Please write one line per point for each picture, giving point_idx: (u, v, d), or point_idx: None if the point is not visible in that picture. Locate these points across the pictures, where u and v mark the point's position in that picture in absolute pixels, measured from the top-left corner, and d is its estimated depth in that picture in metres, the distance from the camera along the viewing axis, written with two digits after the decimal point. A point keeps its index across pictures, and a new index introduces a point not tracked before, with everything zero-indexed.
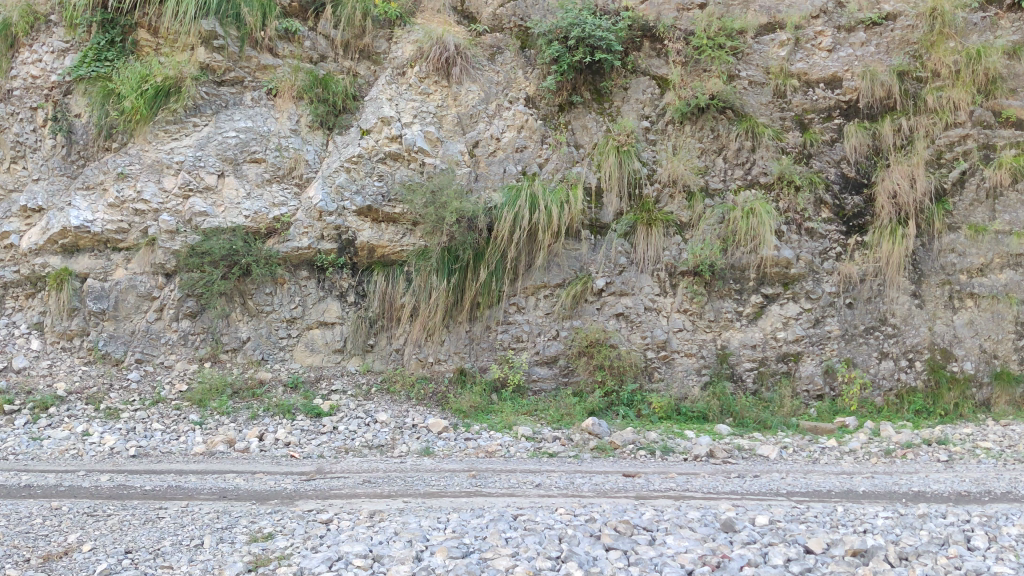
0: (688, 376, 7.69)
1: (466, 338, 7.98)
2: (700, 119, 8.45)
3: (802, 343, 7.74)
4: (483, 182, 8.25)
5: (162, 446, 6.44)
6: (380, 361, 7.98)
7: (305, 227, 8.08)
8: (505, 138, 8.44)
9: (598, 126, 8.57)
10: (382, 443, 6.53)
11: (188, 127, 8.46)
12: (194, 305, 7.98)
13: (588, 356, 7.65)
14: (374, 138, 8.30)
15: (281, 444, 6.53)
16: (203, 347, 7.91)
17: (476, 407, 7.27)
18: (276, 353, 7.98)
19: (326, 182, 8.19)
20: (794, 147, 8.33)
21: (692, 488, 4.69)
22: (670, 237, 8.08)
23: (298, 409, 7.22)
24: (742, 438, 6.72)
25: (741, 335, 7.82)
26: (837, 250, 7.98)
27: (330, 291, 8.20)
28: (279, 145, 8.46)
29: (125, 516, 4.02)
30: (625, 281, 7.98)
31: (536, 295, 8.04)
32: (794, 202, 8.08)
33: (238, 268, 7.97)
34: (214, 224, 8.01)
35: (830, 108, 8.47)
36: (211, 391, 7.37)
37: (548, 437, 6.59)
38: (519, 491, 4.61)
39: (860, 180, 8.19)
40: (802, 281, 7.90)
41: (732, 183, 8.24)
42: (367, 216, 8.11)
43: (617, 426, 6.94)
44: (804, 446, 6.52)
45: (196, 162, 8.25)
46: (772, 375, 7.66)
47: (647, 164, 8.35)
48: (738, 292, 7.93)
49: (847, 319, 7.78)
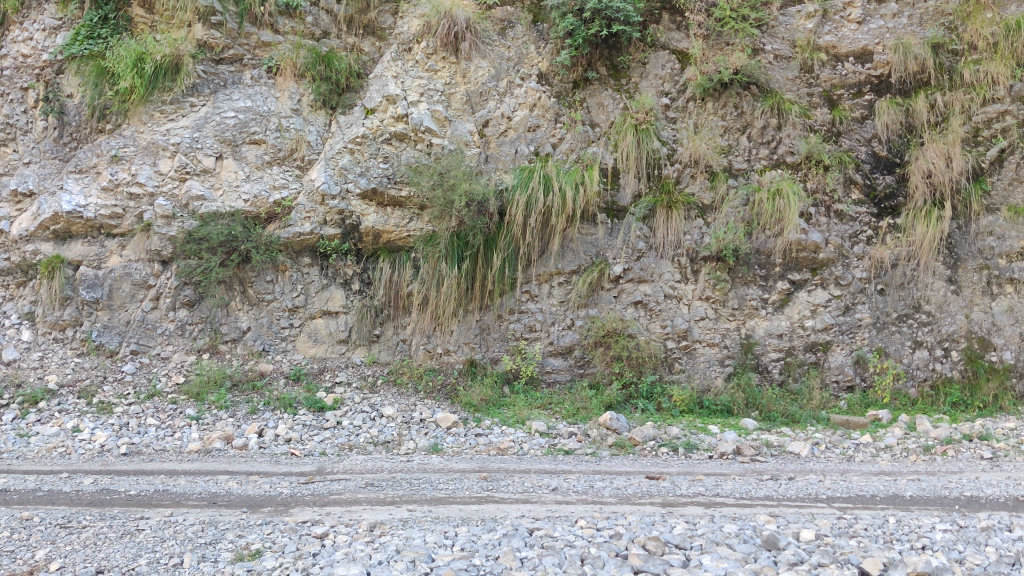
0: (710, 367, 7.30)
1: (477, 328, 7.58)
2: (723, 96, 8.02)
3: (832, 332, 7.33)
4: (494, 163, 7.86)
5: (156, 443, 6.10)
6: (386, 352, 7.63)
7: (308, 212, 7.71)
8: (516, 117, 8.03)
9: (615, 103, 8.10)
10: (388, 439, 6.16)
11: (185, 107, 8.08)
12: (192, 294, 7.61)
13: (605, 346, 7.28)
14: (379, 117, 7.90)
15: (281, 441, 6.16)
16: (201, 338, 7.55)
17: (487, 400, 6.90)
18: (277, 344, 7.62)
19: (329, 164, 7.81)
20: (823, 125, 7.88)
21: (723, 493, 4.31)
22: (692, 220, 7.65)
23: (300, 403, 6.85)
24: (769, 433, 6.33)
25: (767, 324, 7.41)
26: (868, 233, 7.55)
27: (334, 279, 7.84)
28: (280, 125, 8.08)
29: (102, 529, 3.66)
30: (644, 267, 7.57)
31: (550, 283, 7.63)
32: (823, 182, 7.61)
33: (237, 255, 7.61)
34: (212, 208, 7.63)
35: (859, 83, 8.02)
36: (210, 384, 7.02)
37: (564, 434, 6.24)
38: (535, 497, 4.21)
39: (891, 159, 7.76)
40: (832, 266, 7.46)
41: (758, 162, 7.80)
42: (372, 199, 7.73)
43: (637, 420, 6.57)
44: (837, 442, 6.12)
45: (193, 143, 7.87)
46: (800, 366, 7.27)
47: (666, 144, 7.93)
48: (763, 279, 7.50)
49: (879, 307, 7.39)
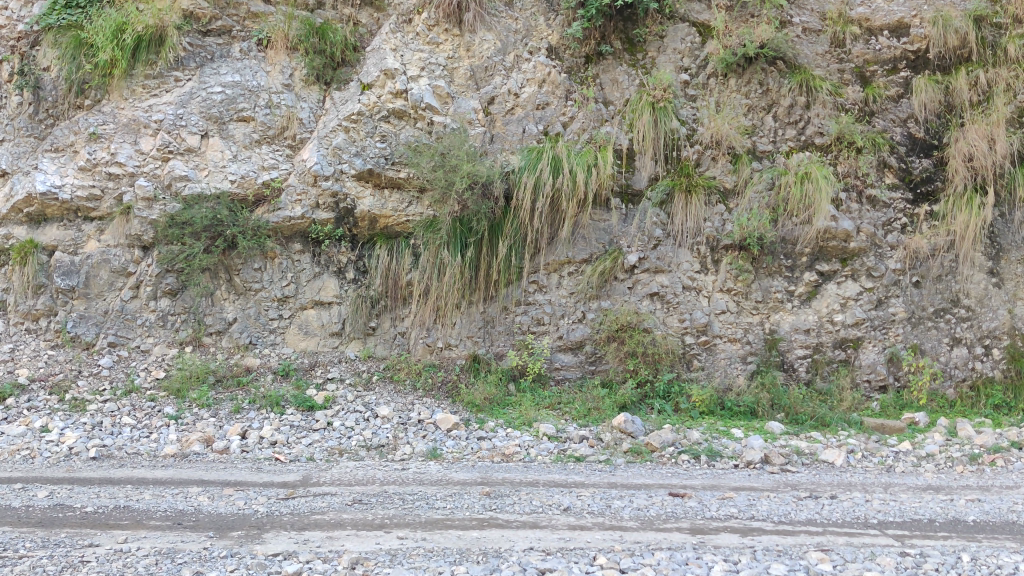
0: (732, 364, 6.77)
1: (481, 320, 7.06)
2: (746, 72, 7.45)
3: (863, 328, 6.78)
4: (500, 143, 7.30)
5: (129, 446, 5.59)
6: (383, 346, 7.09)
7: (299, 194, 7.17)
8: (524, 94, 7.46)
9: (630, 80, 7.56)
10: (382, 444, 5.66)
11: (169, 81, 7.53)
12: (174, 282, 7.10)
13: (618, 341, 6.74)
14: (376, 93, 7.33)
15: (265, 444, 5.66)
16: (184, 330, 7.04)
17: (491, 400, 6.37)
18: (266, 337, 7.12)
19: (322, 143, 7.27)
20: (854, 104, 7.30)
21: (760, 517, 3.77)
22: (712, 205, 7.10)
23: (288, 401, 6.33)
24: (799, 438, 5.81)
25: (793, 318, 6.88)
26: (903, 221, 7.00)
27: (327, 266, 7.30)
28: (270, 101, 7.53)
29: (40, 560, 3.14)
30: (661, 256, 7.02)
31: (559, 273, 7.09)
32: (855, 165, 7.04)
33: (223, 241, 7.07)
34: (196, 189, 7.07)
35: (894, 59, 7.47)
36: (191, 379, 6.51)
37: (575, 438, 5.73)
38: (544, 521, 3.68)
39: (929, 141, 7.21)
40: (863, 256, 6.91)
41: (784, 144, 7.24)
42: (368, 180, 7.18)
43: (653, 422, 6.05)
44: (874, 450, 5.58)
45: (177, 121, 7.33)
46: (828, 365, 6.74)
47: (686, 123, 7.34)
48: (789, 269, 6.98)
49: (914, 301, 6.84)
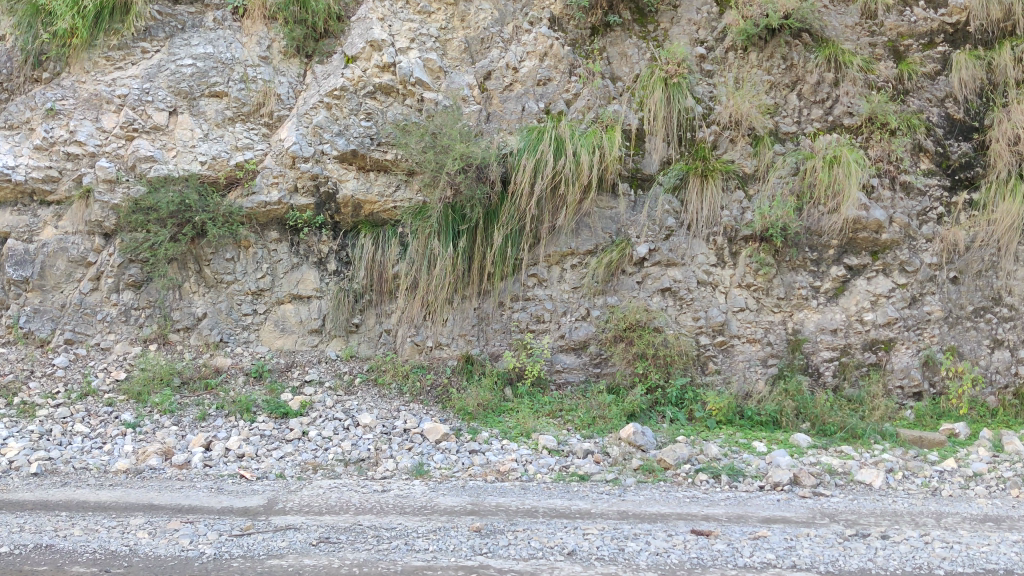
0: (750, 368, 6.16)
1: (475, 317, 6.42)
2: (769, 46, 6.79)
3: (895, 329, 6.17)
4: (497, 123, 6.65)
5: (78, 460, 4.96)
6: (367, 346, 6.47)
7: (276, 176, 6.50)
8: (524, 68, 6.81)
9: (640, 53, 6.90)
10: (362, 458, 5.07)
11: (135, 53, 6.89)
12: (138, 274, 6.47)
13: (626, 342, 6.12)
14: (361, 66, 6.66)
15: (230, 458, 5.06)
16: (148, 326, 6.41)
17: (484, 407, 5.76)
18: (238, 334, 6.48)
19: (301, 121, 6.61)
20: (888, 82, 6.64)
21: (802, 566, 3.17)
22: (731, 191, 6.44)
23: (259, 407, 5.71)
24: (828, 454, 5.20)
25: (819, 317, 6.24)
26: (939, 211, 6.38)
27: (306, 257, 6.63)
28: (245, 74, 6.82)
29: None
30: (674, 247, 6.39)
31: (561, 265, 6.47)
32: (888, 148, 6.39)
33: (191, 228, 6.41)
34: (162, 172, 6.43)
35: (931, 32, 6.80)
36: (154, 382, 5.89)
37: (578, 453, 5.12)
38: (545, 572, 3.10)
39: (968, 123, 6.56)
40: (896, 249, 6.28)
41: (809, 124, 6.59)
42: (351, 162, 6.54)
43: (665, 434, 5.47)
44: (915, 469, 4.96)
45: (143, 95, 6.68)
46: (857, 369, 6.12)
47: (702, 102, 6.70)
48: (814, 263, 6.33)
49: (951, 299, 6.23)
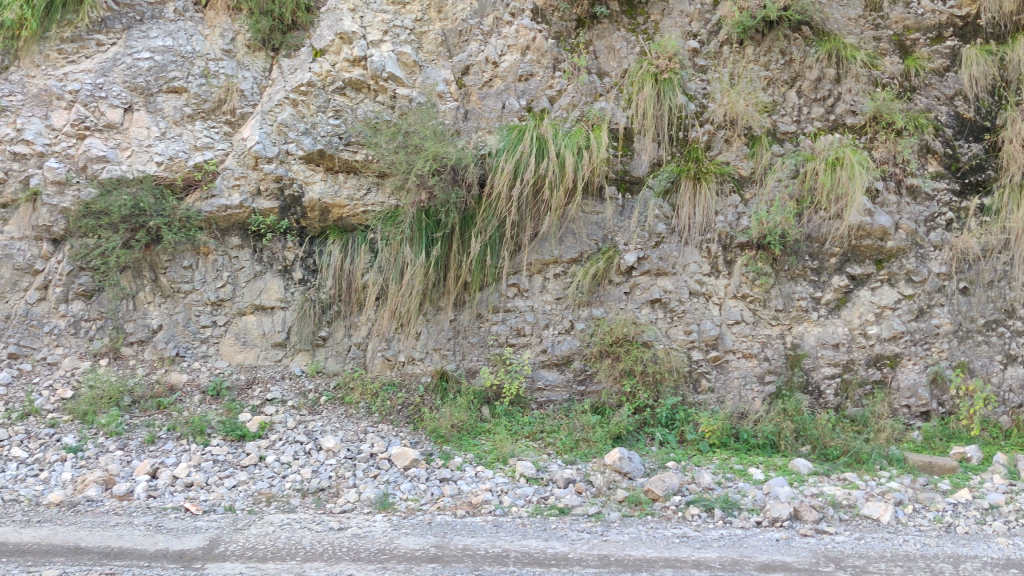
0: (746, 385, 5.73)
1: (451, 330, 6.00)
2: (766, 39, 6.35)
3: (901, 343, 5.75)
4: (475, 121, 6.22)
5: (8, 491, 4.50)
6: (334, 360, 6.04)
7: (237, 178, 6.04)
8: (504, 63, 6.36)
9: (629, 47, 6.45)
10: (321, 488, 4.62)
11: (90, 46, 6.41)
12: (89, 283, 6.00)
13: (613, 358, 5.70)
14: (330, 60, 6.21)
15: (177, 487, 4.61)
16: (99, 339, 5.96)
17: (459, 428, 5.32)
18: (196, 348, 6.03)
19: (266, 119, 6.15)
20: (893, 78, 6.22)
21: None
22: (726, 196, 6.01)
23: (214, 428, 5.26)
24: (831, 482, 4.78)
25: (819, 331, 5.82)
26: (948, 217, 5.96)
27: (270, 265, 6.17)
28: (206, 69, 6.40)
29: None
30: (664, 256, 5.96)
31: (543, 274, 6.03)
32: (893, 150, 5.98)
33: (145, 233, 5.95)
34: (115, 173, 5.98)
35: (940, 26, 6.38)
36: (102, 401, 5.44)
37: (558, 481, 4.69)
38: None
39: (979, 123, 6.14)
40: (902, 258, 5.85)
41: (810, 124, 6.17)
42: (319, 163, 6.10)
43: (653, 459, 5.05)
44: (927, 501, 4.53)
45: (96, 91, 6.20)
46: (861, 387, 5.69)
47: (695, 99, 6.25)
48: (815, 273, 5.89)
49: (961, 311, 5.81)
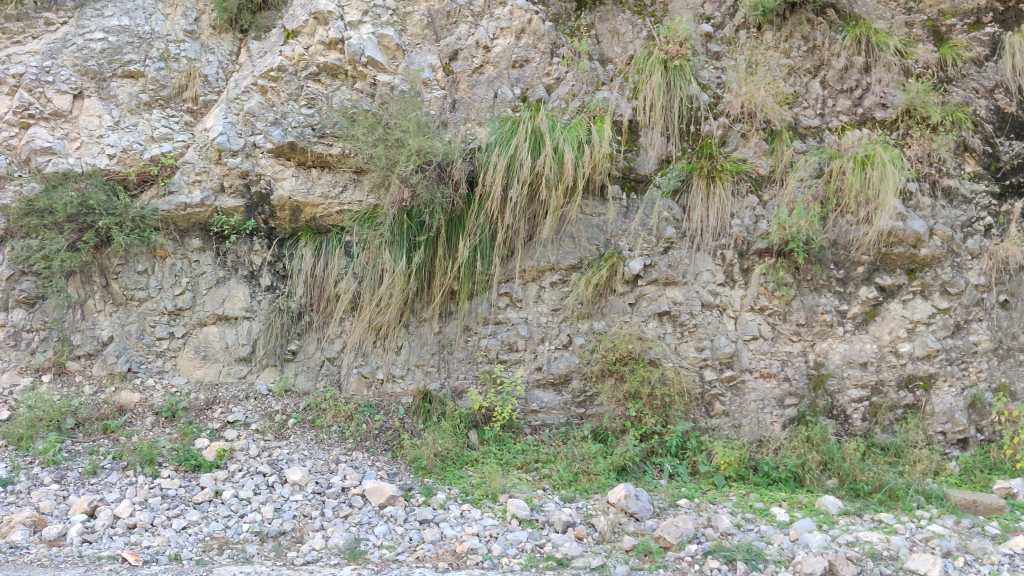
0: (764, 409, 5.14)
1: (435, 344, 5.42)
2: (787, 25, 5.77)
3: (935, 362, 5.17)
4: (464, 112, 5.63)
5: None
6: (305, 377, 5.43)
7: (199, 173, 5.44)
8: (497, 47, 5.75)
9: (634, 31, 5.89)
10: (283, 532, 4.02)
11: (37, 25, 5.73)
12: (32, 289, 5.33)
13: (617, 377, 5.10)
14: (303, 43, 5.57)
15: (117, 530, 3.99)
16: (42, 353, 5.31)
17: (443, 459, 4.78)
18: (150, 363, 5.41)
19: (231, 107, 5.55)
20: (926, 67, 5.64)
21: None
22: (741, 196, 5.42)
23: (166, 457, 4.65)
24: (865, 525, 4.19)
25: (846, 348, 5.23)
26: (987, 222, 5.38)
27: (234, 270, 5.56)
28: (165, 52, 5.77)
29: None
30: (673, 263, 5.36)
31: (538, 282, 5.43)
32: (928, 147, 5.40)
33: (94, 234, 5.31)
34: (62, 166, 5.30)
35: (978, 11, 5.82)
36: (42, 424, 4.82)
37: (556, 525, 4.08)
38: None
39: (1021, 118, 5.59)
40: (937, 267, 5.25)
41: (834, 117, 5.59)
42: (290, 156, 5.48)
43: (663, 496, 4.47)
44: (980, 550, 3.93)
45: (42, 74, 5.51)
46: (891, 411, 5.11)
47: (708, 89, 5.66)
48: (840, 283, 5.30)
49: (1001, 326, 5.26)
